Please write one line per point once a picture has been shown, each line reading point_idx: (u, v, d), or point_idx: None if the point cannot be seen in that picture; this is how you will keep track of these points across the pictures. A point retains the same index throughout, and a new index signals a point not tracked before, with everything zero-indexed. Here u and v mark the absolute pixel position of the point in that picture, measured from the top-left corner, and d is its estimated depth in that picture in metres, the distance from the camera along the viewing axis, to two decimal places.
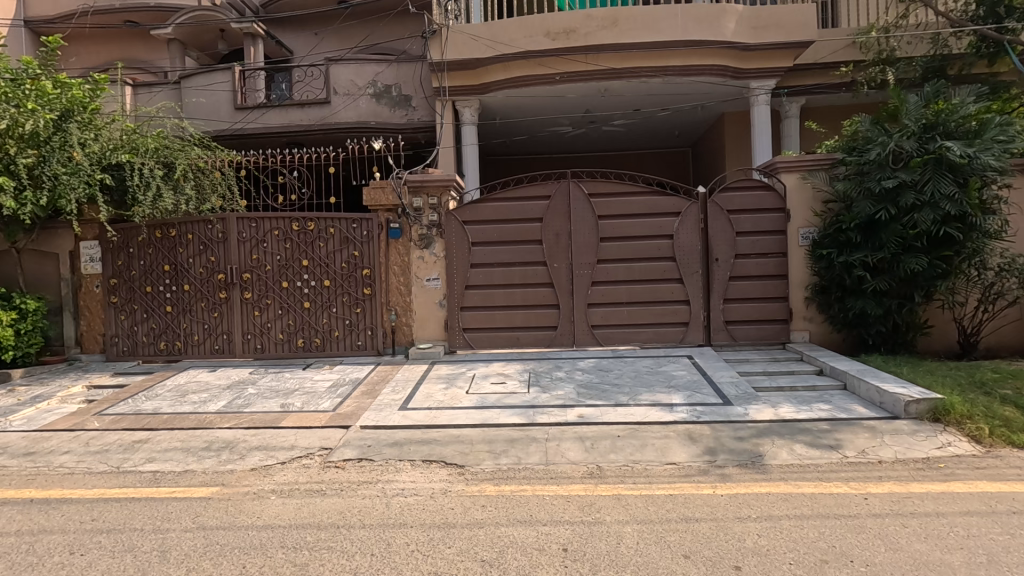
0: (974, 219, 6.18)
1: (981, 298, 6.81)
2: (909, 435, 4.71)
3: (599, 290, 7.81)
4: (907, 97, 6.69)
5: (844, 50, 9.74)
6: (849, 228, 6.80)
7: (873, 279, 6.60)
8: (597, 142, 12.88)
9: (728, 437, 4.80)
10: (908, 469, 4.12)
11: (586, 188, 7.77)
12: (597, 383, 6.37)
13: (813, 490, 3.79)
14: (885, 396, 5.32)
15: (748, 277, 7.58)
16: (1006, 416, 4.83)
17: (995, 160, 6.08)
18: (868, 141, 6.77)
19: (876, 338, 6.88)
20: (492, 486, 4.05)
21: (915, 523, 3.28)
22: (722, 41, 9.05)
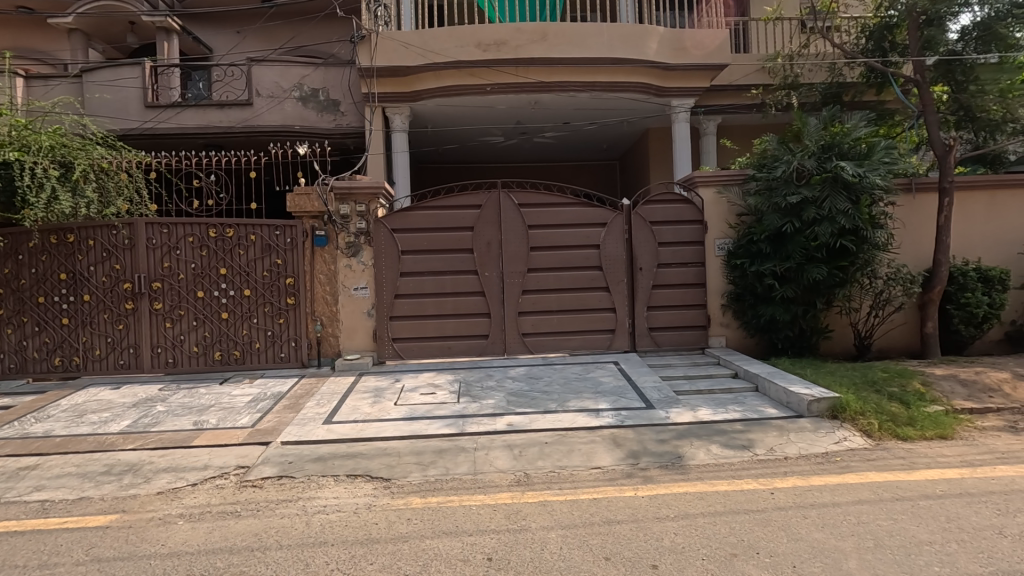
0: (866, 233, 6.79)
1: (873, 304, 7.48)
2: (812, 432, 5.09)
3: (529, 298, 7.91)
4: (808, 120, 7.29)
5: (755, 74, 10.46)
6: (760, 240, 7.29)
7: (781, 287, 7.11)
8: (529, 153, 13.11)
9: (651, 440, 4.98)
10: (810, 464, 4.45)
11: (516, 198, 7.88)
12: (527, 391, 6.43)
13: (726, 488, 4.00)
14: (791, 397, 5.71)
15: (670, 285, 7.93)
16: (893, 412, 5.34)
17: (881, 179, 6.72)
18: (775, 159, 7.30)
19: (785, 342, 7.40)
20: (419, 498, 3.98)
21: (815, 514, 3.54)
22: (646, 60, 9.48)
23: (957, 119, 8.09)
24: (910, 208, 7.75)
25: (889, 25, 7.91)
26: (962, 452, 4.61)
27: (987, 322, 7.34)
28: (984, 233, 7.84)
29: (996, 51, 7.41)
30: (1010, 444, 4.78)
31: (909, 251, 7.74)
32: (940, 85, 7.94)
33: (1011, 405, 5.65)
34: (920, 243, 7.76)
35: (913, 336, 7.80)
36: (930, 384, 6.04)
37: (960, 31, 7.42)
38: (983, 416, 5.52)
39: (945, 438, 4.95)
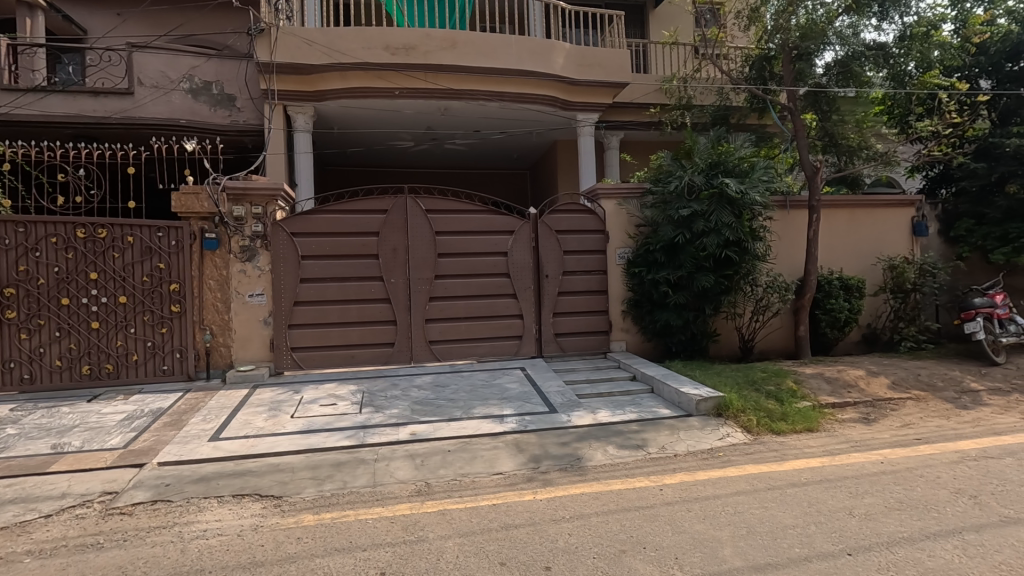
0: (747, 244, 7.39)
1: (754, 309, 8.16)
2: (700, 430, 5.45)
3: (437, 305, 7.85)
4: (698, 140, 7.88)
5: (653, 94, 11.12)
6: (656, 249, 7.76)
7: (674, 294, 7.60)
8: (440, 159, 13.06)
9: (552, 444, 5.10)
10: (696, 460, 4.76)
11: (423, 204, 7.80)
12: (432, 399, 6.35)
13: (620, 486, 4.17)
14: (682, 397, 6.09)
15: (574, 292, 8.19)
16: (769, 409, 5.84)
17: (760, 196, 7.33)
18: (669, 174, 7.83)
19: (678, 346, 7.89)
20: (312, 515, 3.80)
21: (698, 507, 3.78)
22: (552, 74, 9.77)
23: (823, 144, 9.10)
24: (785, 223, 8.56)
25: (768, 56, 8.69)
26: (824, 442, 5.14)
27: (847, 325, 8.26)
28: (845, 247, 8.83)
29: (853, 87, 8.36)
30: (863, 434, 5.40)
31: (784, 262, 8.55)
32: (810, 113, 8.87)
33: (865, 399, 6.39)
34: (793, 255, 8.60)
35: (789, 339, 8.60)
36: (801, 382, 6.68)
37: (825, 66, 8.32)
38: (842, 409, 6.19)
39: (811, 430, 5.51)
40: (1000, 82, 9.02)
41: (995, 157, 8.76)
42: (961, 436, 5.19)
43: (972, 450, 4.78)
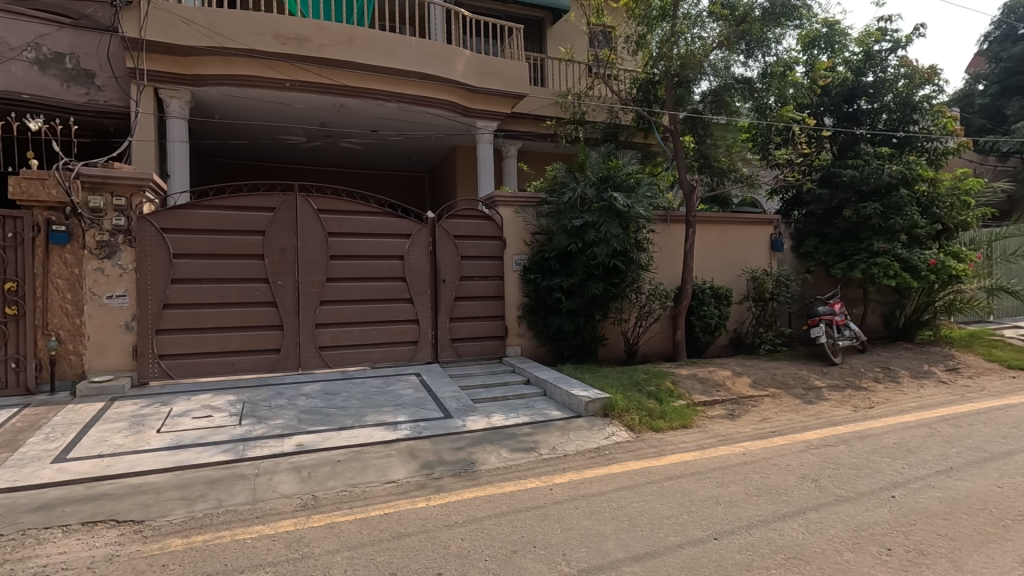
0: (633, 255, 7.88)
1: (638, 315, 8.74)
2: (588, 430, 5.73)
3: (328, 309, 7.51)
4: (590, 155, 8.33)
5: (550, 107, 11.54)
6: (550, 257, 8.05)
7: (566, 300, 7.92)
8: (334, 157, 12.55)
9: (446, 449, 5.08)
10: (583, 459, 4.99)
11: (315, 203, 7.45)
12: (321, 407, 6.06)
13: (512, 488, 4.26)
14: (572, 399, 6.35)
15: (471, 297, 8.23)
16: (650, 408, 6.28)
17: (645, 211, 7.87)
18: (563, 186, 8.19)
19: (570, 350, 8.22)
20: (180, 539, 3.46)
21: (584, 504, 3.96)
22: (452, 80, 9.79)
23: (699, 165, 9.99)
24: (666, 236, 9.27)
25: (653, 80, 9.37)
26: (696, 437, 5.64)
27: (717, 330, 9.10)
28: (716, 259, 9.74)
29: (724, 114, 9.26)
30: (728, 428, 5.99)
31: (664, 271, 9.25)
32: (689, 136, 9.70)
33: (731, 396, 7.08)
34: (671, 265, 9.34)
35: (668, 342, 9.30)
36: (678, 382, 7.25)
37: (702, 94, 9.14)
38: (712, 406, 6.81)
39: (686, 427, 6.01)
40: (839, 120, 10.51)
41: (835, 184, 10.14)
42: (807, 428, 5.94)
43: (815, 439, 5.48)
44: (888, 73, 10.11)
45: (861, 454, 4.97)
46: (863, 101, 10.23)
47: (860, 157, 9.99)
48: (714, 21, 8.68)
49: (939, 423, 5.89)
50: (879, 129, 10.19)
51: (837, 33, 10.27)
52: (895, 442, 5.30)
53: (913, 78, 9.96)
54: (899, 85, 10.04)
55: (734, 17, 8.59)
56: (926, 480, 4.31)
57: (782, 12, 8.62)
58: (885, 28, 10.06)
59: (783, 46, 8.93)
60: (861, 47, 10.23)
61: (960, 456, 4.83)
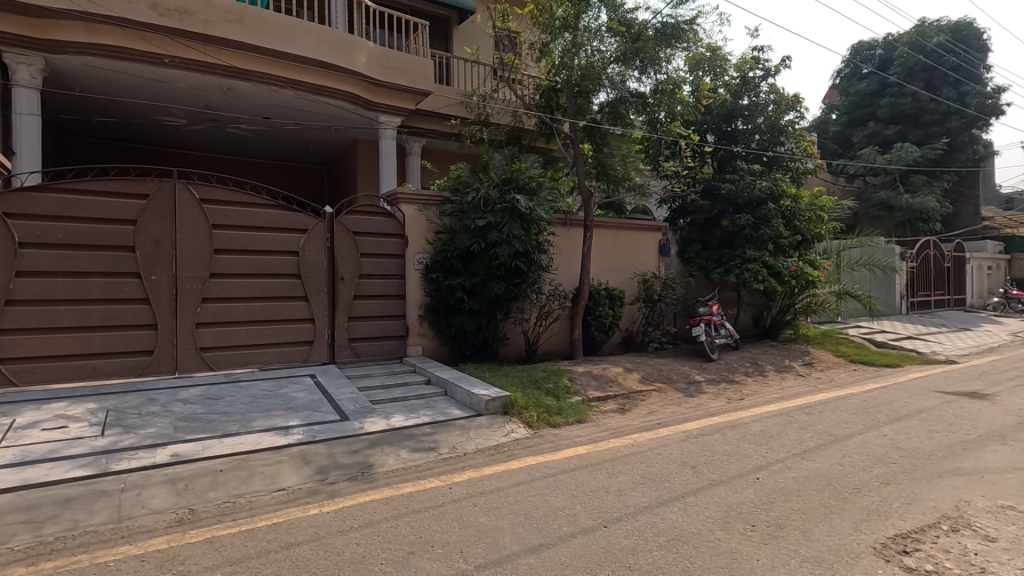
0: (534, 256, 8.08)
1: (538, 314, 8.99)
2: (488, 428, 5.80)
3: (210, 307, 6.94)
4: (494, 156, 8.44)
5: (454, 106, 11.51)
6: (452, 257, 8.03)
7: (468, 300, 7.96)
8: (220, 143, 11.61)
9: (342, 453, 4.91)
10: (483, 456, 5.06)
11: (197, 192, 6.87)
12: (202, 414, 5.59)
13: (410, 489, 4.21)
14: (472, 398, 6.39)
15: (370, 296, 7.99)
16: (547, 405, 6.49)
17: (546, 214, 8.10)
18: (467, 185, 8.23)
19: (471, 349, 8.26)
20: (23, 568, 3.03)
21: (483, 501, 4.02)
22: (353, 71, 9.46)
23: (597, 172, 10.47)
24: (565, 239, 9.61)
25: (554, 88, 9.69)
26: (590, 431, 5.92)
27: (611, 329, 9.59)
28: (610, 263, 10.27)
29: (619, 125, 9.75)
30: (619, 422, 6.37)
31: (563, 273, 9.59)
32: (588, 143, 10.13)
33: (622, 392, 7.51)
34: (570, 267, 9.70)
35: (565, 341, 9.66)
36: (574, 379, 7.56)
37: (599, 104, 9.58)
38: (605, 402, 7.18)
39: (580, 422, 6.29)
40: (720, 138, 11.49)
41: (715, 197, 11.10)
42: (687, 419, 6.46)
43: (694, 429, 5.98)
44: (760, 98, 11.25)
45: (733, 441, 5.49)
46: (739, 122, 11.27)
47: (736, 172, 11.04)
48: (612, 36, 9.14)
49: (796, 411, 6.67)
50: (752, 148, 11.29)
51: (718, 58, 11.20)
52: (761, 429, 5.93)
53: (780, 104, 11.16)
54: (769, 109, 11.19)
55: (630, 34, 9.09)
56: (784, 462, 4.86)
57: (672, 34, 9.25)
58: (758, 58, 11.17)
59: (672, 66, 9.56)
60: (738, 73, 11.27)
61: (812, 440, 5.51)
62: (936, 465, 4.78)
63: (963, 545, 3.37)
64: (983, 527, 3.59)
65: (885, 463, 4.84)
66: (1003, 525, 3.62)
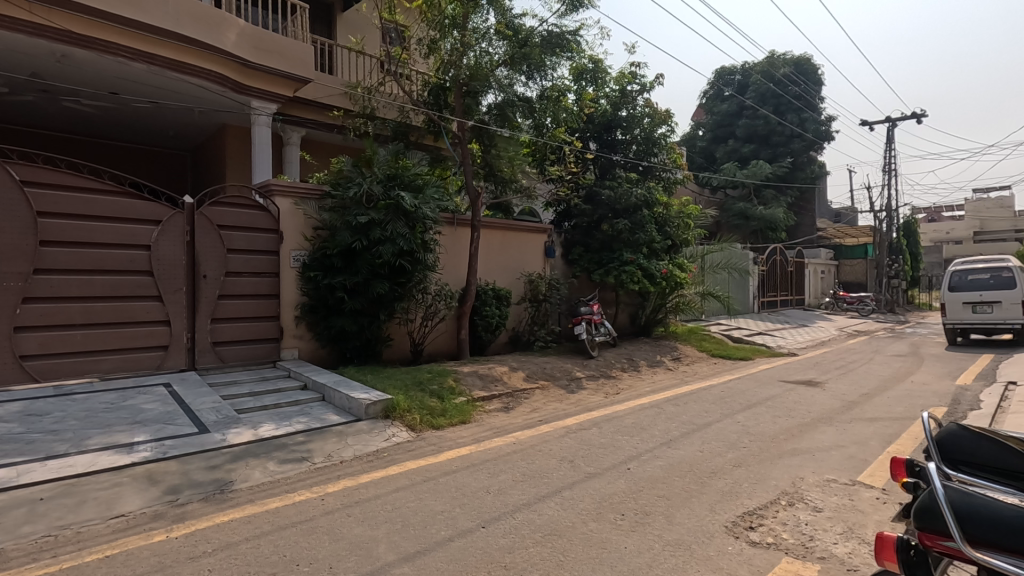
0: (419, 255, 7.88)
1: (424, 315, 8.82)
2: (367, 433, 5.57)
3: (36, 308, 5.96)
4: (378, 151, 8.14)
5: (337, 97, 10.97)
6: (332, 254, 7.63)
7: (349, 300, 7.60)
8: (54, 118, 10.05)
9: (198, 469, 4.43)
10: (360, 463, 4.84)
11: (19, 173, 5.89)
12: (20, 434, 4.76)
13: (276, 505, 3.90)
14: (352, 402, 6.10)
15: (238, 295, 7.34)
16: (431, 407, 6.39)
17: (432, 212, 7.94)
18: (349, 180, 7.85)
19: (352, 352, 7.89)
20: None
21: (357, 510, 3.82)
22: (221, 49, 8.67)
23: (484, 172, 10.48)
24: (451, 239, 9.56)
25: (443, 86, 9.53)
26: (473, 432, 5.92)
27: (498, 329, 9.68)
28: (497, 263, 10.38)
29: (507, 128, 9.84)
30: (502, 421, 6.43)
31: (450, 272, 9.52)
32: (476, 143, 10.11)
33: (507, 390, 7.60)
34: (456, 267, 9.65)
35: (452, 341, 9.58)
36: (460, 379, 7.51)
37: (487, 105, 9.61)
38: (490, 401, 7.22)
39: (464, 422, 6.26)
40: (601, 146, 12.09)
41: (596, 202, 11.70)
42: (567, 415, 6.69)
43: (574, 424, 6.20)
44: (637, 111, 11.98)
45: (608, 434, 5.77)
46: (618, 132, 11.94)
47: (615, 180, 11.70)
48: (500, 40, 9.24)
49: (664, 403, 7.19)
50: (630, 157, 12.02)
51: (599, 70, 11.75)
52: (633, 422, 6.31)
53: (654, 117, 11.96)
54: (644, 122, 11.96)
55: (517, 39, 9.22)
56: (652, 452, 5.20)
57: (558, 42, 9.49)
58: (635, 73, 11.90)
59: (557, 73, 9.82)
60: (617, 86, 11.94)
61: (677, 430, 5.96)
62: (778, 447, 5.37)
63: (796, 517, 3.80)
64: (812, 500, 4.08)
65: (737, 447, 5.36)
66: (828, 496, 4.15)
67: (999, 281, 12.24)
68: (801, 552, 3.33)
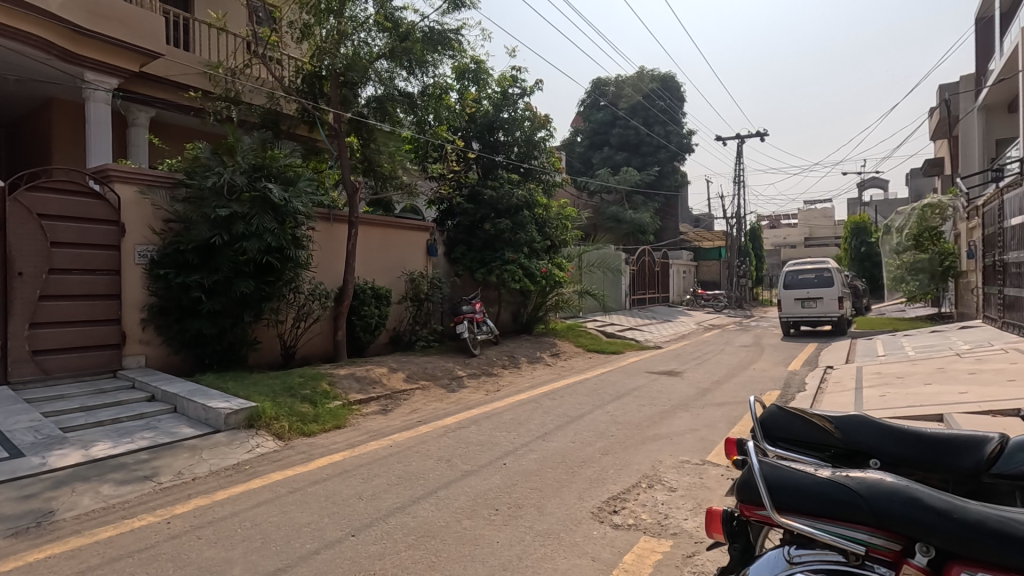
0: (290, 252, 7.36)
1: (296, 316, 8.28)
2: (226, 445, 5.11)
3: None
4: (242, 139, 7.48)
5: (194, 76, 9.94)
6: (186, 250, 6.92)
7: (208, 300, 6.95)
8: None
9: (6, 501, 3.77)
10: (217, 479, 4.43)
11: None
12: None
13: (109, 534, 3.43)
14: (209, 413, 5.56)
15: (66, 296, 6.37)
16: (301, 413, 6.02)
17: (304, 207, 7.44)
18: (206, 169, 7.14)
19: (212, 357, 7.20)
20: None
21: (209, 531, 3.49)
22: (43, 10, 7.48)
23: (363, 167, 10.04)
24: (326, 235, 9.10)
25: (318, 75, 9.12)
26: (347, 437, 5.68)
27: (378, 329, 9.39)
28: (376, 261, 10.07)
29: (387, 123, 9.53)
30: (379, 423, 6.25)
31: (325, 271, 9.06)
32: (354, 136, 9.66)
33: (385, 392, 7.40)
34: (332, 265, 9.21)
35: (328, 343, 9.12)
36: (335, 383, 7.15)
37: (366, 98, 9.28)
38: (366, 404, 6.97)
39: (338, 428, 5.99)
40: (483, 146, 12.18)
41: (479, 201, 11.81)
42: (447, 414, 6.67)
43: (453, 423, 6.20)
44: (518, 113, 12.21)
45: (487, 431, 5.85)
46: (500, 134, 12.10)
47: (497, 180, 11.89)
48: (380, 32, 8.97)
49: (542, 398, 7.45)
50: (512, 159, 12.25)
51: (481, 71, 11.80)
52: (511, 417, 6.46)
53: (534, 121, 12.27)
54: (525, 125, 12.19)
55: (398, 32, 8.98)
56: (528, 446, 5.35)
57: (439, 40, 9.36)
58: (516, 76, 12.15)
59: (439, 71, 9.67)
60: (499, 88, 12.12)
61: (552, 423, 6.20)
62: (642, 433, 5.80)
63: (654, 498, 4.12)
64: (669, 481, 4.46)
65: (606, 436, 5.70)
66: (682, 476, 4.56)
67: (822, 280, 14.21)
68: (657, 530, 3.62)
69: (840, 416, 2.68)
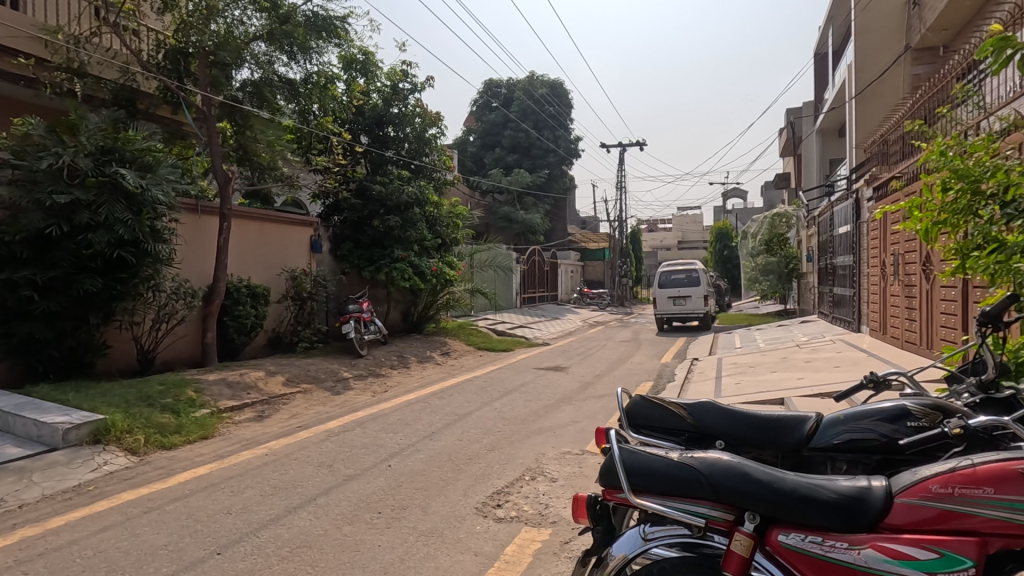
0: (147, 246, 6.56)
1: (155, 317, 7.46)
2: (65, 465, 4.49)
3: None
4: (88, 117, 6.61)
5: (25, 40, 8.56)
6: (13, 241, 5.99)
7: (42, 300, 6.07)
8: None
9: None
10: (52, 504, 3.89)
11: None
12: None
13: None
14: (42, 429, 4.83)
15: None
16: (161, 424, 5.46)
17: (165, 196, 6.64)
18: (41, 148, 6.20)
19: (48, 364, 6.30)
20: None
21: (39, 565, 3.05)
22: None
23: (237, 156, 9.37)
24: (193, 228, 8.32)
25: (184, 52, 8.22)
26: (216, 447, 5.24)
27: (254, 330, 8.76)
28: (253, 258, 9.39)
29: (266, 110, 8.91)
30: (254, 431, 5.83)
31: (192, 268, 8.29)
32: (227, 122, 8.87)
33: (262, 397, 6.93)
34: (201, 262, 8.44)
35: (195, 346, 8.35)
36: (202, 390, 6.53)
37: (241, 82, 8.60)
38: (239, 411, 6.47)
39: (205, 438, 5.51)
40: (372, 141, 11.83)
41: (367, 197, 11.44)
42: (330, 418, 6.40)
43: (336, 427, 5.96)
44: (408, 109, 11.94)
45: (372, 433, 5.70)
46: (390, 128, 11.80)
47: (387, 176, 11.59)
48: (256, 12, 8.35)
49: (431, 397, 7.41)
50: (402, 155, 11.98)
51: (370, 63, 11.44)
52: (398, 418, 6.35)
53: (425, 118, 12.10)
54: (416, 121, 11.97)
55: (277, 14, 8.40)
56: (414, 446, 5.29)
57: (324, 26, 8.87)
58: (406, 71, 11.91)
59: (324, 59, 9.19)
60: (388, 82, 11.82)
61: (439, 422, 6.19)
62: (527, 428, 5.99)
63: (536, 490, 4.27)
64: (550, 472, 4.65)
65: (492, 432, 5.81)
66: (562, 466, 4.77)
67: (691, 280, 15.57)
68: (538, 520, 3.76)
69: (692, 403, 2.96)
